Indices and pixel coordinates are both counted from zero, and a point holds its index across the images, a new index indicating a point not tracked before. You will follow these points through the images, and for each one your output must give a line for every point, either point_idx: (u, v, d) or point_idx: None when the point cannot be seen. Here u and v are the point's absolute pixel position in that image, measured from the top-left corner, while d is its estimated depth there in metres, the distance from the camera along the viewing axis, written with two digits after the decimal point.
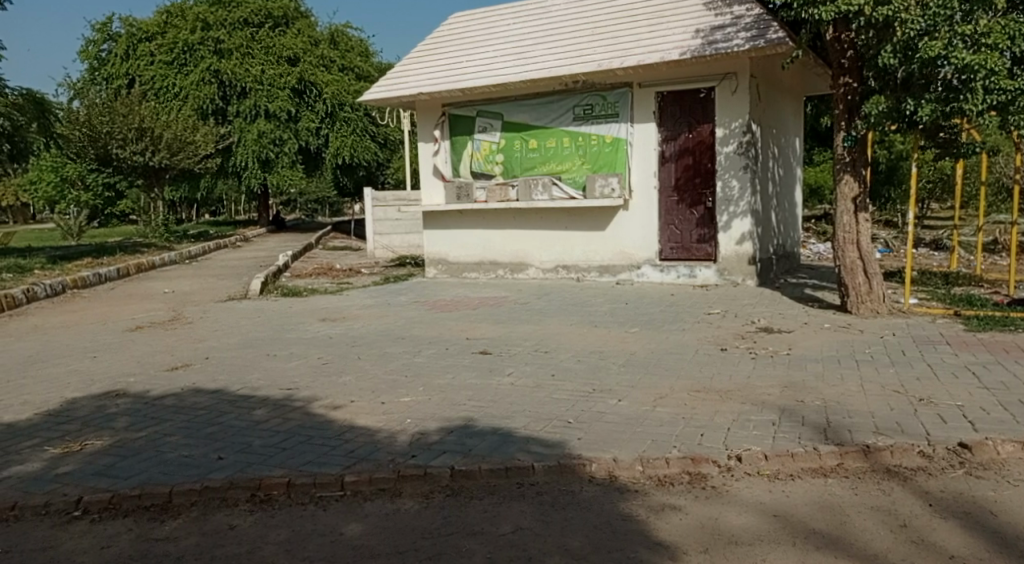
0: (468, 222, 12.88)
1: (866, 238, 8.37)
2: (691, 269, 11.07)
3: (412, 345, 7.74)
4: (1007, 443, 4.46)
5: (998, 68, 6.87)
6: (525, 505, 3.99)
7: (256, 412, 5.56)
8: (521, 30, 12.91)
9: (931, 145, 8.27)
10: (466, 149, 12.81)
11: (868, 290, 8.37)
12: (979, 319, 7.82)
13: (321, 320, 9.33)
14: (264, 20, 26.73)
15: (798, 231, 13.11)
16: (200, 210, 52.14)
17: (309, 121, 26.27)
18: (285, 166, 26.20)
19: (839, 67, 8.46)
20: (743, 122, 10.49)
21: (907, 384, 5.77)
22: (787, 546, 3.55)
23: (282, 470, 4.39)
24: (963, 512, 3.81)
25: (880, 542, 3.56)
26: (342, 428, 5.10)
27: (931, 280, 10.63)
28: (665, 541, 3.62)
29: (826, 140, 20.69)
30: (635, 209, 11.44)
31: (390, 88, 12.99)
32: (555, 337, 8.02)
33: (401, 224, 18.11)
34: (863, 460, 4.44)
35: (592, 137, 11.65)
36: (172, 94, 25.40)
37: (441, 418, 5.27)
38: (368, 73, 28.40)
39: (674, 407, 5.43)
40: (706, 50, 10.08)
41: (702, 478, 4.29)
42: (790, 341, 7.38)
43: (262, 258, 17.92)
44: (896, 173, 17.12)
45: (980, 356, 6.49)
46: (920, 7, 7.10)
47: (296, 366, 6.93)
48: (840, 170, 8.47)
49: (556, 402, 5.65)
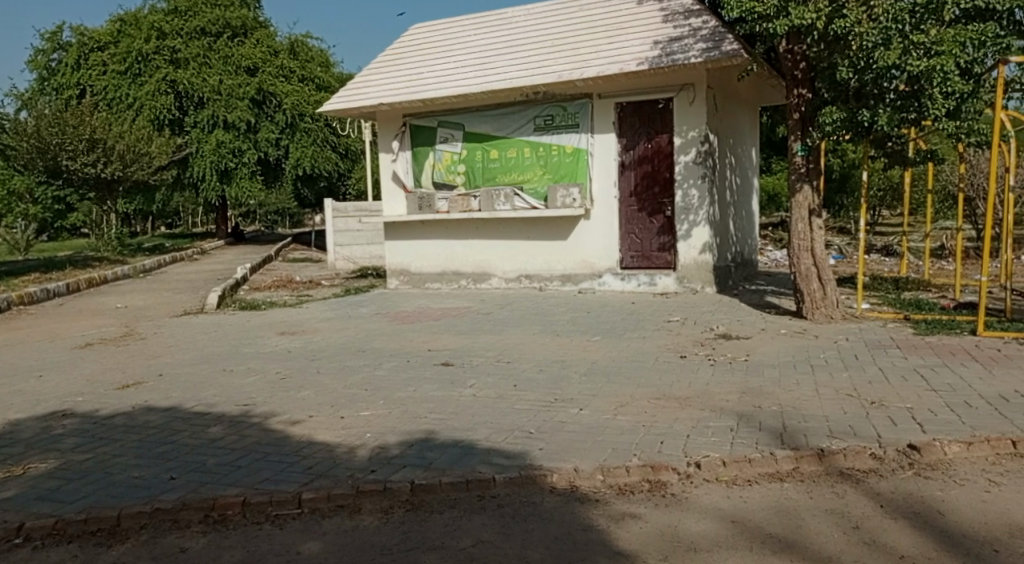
0: (431, 233, 12.86)
1: (820, 246, 8.54)
2: (652, 277, 11.19)
3: (372, 358, 7.69)
4: (953, 443, 4.57)
5: (952, 74, 7.02)
6: (486, 518, 3.99)
7: (211, 429, 5.47)
8: (481, 41, 12.94)
9: (880, 156, 8.43)
10: (427, 159, 12.77)
11: (822, 296, 8.52)
12: (928, 322, 8.02)
13: (280, 334, 9.20)
14: (222, 30, 26.39)
15: (755, 239, 13.35)
16: (155, 222, 51.13)
17: (268, 131, 25.96)
18: (244, 177, 25.87)
19: (792, 79, 8.66)
20: (701, 132, 10.66)
21: (860, 388, 5.90)
22: (746, 551, 3.60)
23: (237, 489, 4.32)
24: (913, 512, 3.89)
25: (833, 544, 3.63)
26: (300, 444, 5.04)
27: (882, 285, 10.89)
28: (626, 550, 3.64)
29: (782, 149, 21.18)
30: (596, 218, 11.52)
31: (349, 99, 12.91)
32: (517, 347, 8.03)
33: (362, 235, 17.99)
34: (818, 463, 4.51)
35: (553, 147, 11.71)
36: (126, 104, 24.90)
37: (401, 432, 5.24)
38: (328, 83, 28.22)
39: (634, 415, 5.48)
40: (664, 61, 10.23)
41: (662, 486, 4.33)
42: (748, 348, 7.48)
43: (219, 270, 17.62)
44: (848, 181, 17.56)
45: (928, 359, 6.66)
46: (871, 21, 7.24)
47: (254, 381, 6.84)
48: (795, 179, 8.61)
49: (517, 413, 5.67)
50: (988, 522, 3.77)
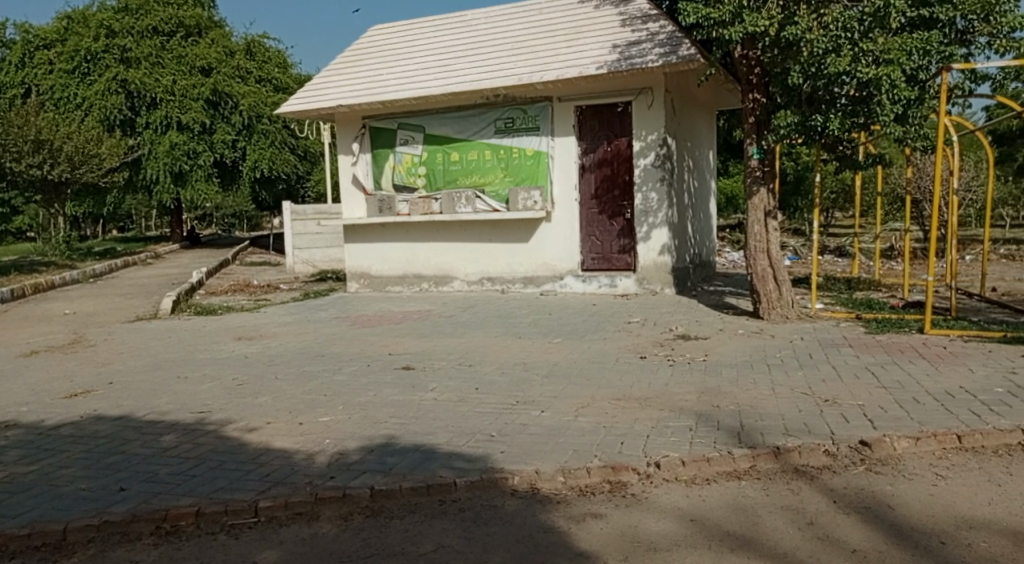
0: (391, 236, 12.80)
1: (775, 247, 8.69)
2: (612, 279, 11.28)
3: (332, 363, 7.62)
4: (902, 439, 4.69)
5: (899, 81, 7.20)
6: (447, 523, 3.98)
7: (164, 438, 5.37)
8: (441, 44, 12.93)
9: (832, 159, 8.59)
10: (387, 162, 12.71)
11: (778, 296, 8.68)
12: (878, 321, 8.22)
13: (237, 339, 9.07)
14: (175, 29, 26.04)
15: (713, 240, 13.54)
16: (106, 226, 50.00)
17: (224, 132, 25.55)
18: (200, 180, 25.23)
19: (748, 83, 8.82)
20: (660, 135, 10.78)
21: (813, 386, 6.02)
22: (704, 549, 3.65)
23: (191, 499, 4.25)
24: (864, 507, 3.99)
25: (789, 540, 3.70)
26: (257, 452, 4.98)
27: (835, 285, 11.13)
28: (587, 551, 3.67)
29: (738, 152, 21.54)
30: (557, 221, 11.57)
31: (307, 101, 12.79)
32: (479, 350, 8.03)
33: (321, 238, 17.82)
34: (774, 461, 4.59)
35: (514, 150, 11.74)
36: (74, 104, 24.22)
37: (361, 437, 5.21)
38: (286, 85, 27.93)
39: (595, 417, 5.52)
40: (622, 65, 10.33)
41: (623, 486, 4.38)
42: (706, 348, 7.59)
43: (172, 275, 17.28)
44: (802, 184, 17.91)
45: (879, 357, 6.82)
46: (822, 28, 7.41)
47: (209, 388, 6.74)
48: (751, 182, 8.75)
49: (478, 416, 5.67)
50: (936, 515, 3.87)
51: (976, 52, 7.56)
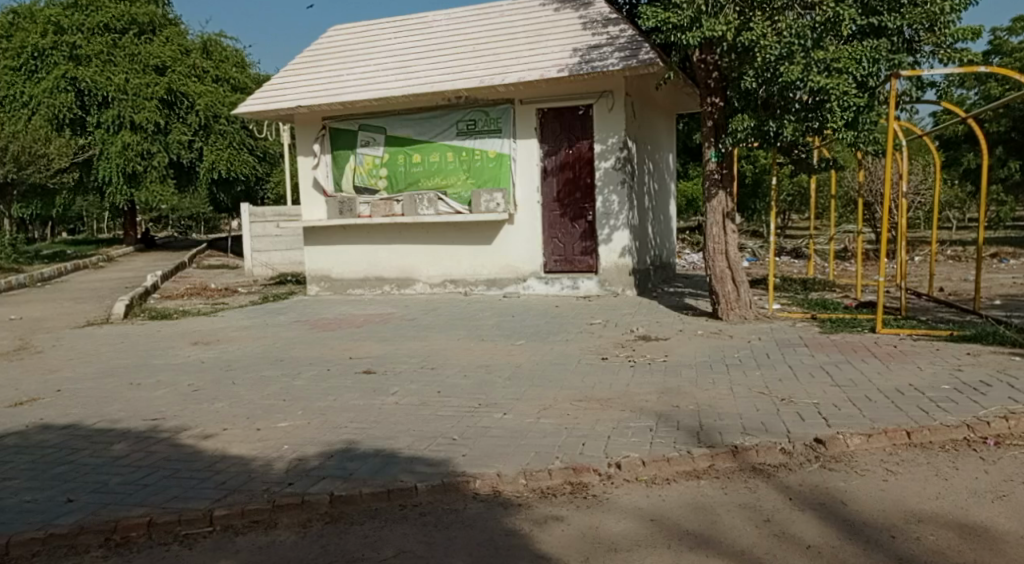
0: (352, 239, 12.70)
1: (733, 248, 8.82)
2: (575, 281, 11.33)
3: (291, 367, 7.54)
4: (855, 436, 4.79)
5: (849, 89, 7.35)
6: (408, 527, 3.97)
7: (115, 446, 5.27)
8: (402, 45, 12.87)
9: (788, 162, 8.73)
10: (348, 163, 12.61)
11: (736, 297, 8.80)
12: (832, 321, 8.38)
13: (193, 344, 8.93)
14: (128, 26, 25.51)
15: (672, 242, 13.68)
16: (57, 228, 48.85)
17: (180, 133, 25.11)
18: (154, 181, 24.87)
19: (706, 87, 8.93)
20: (620, 138, 10.87)
21: (771, 385, 6.12)
22: (663, 549, 3.68)
23: (142, 509, 4.18)
24: (818, 503, 4.07)
25: (746, 538, 3.75)
26: (213, 459, 4.91)
27: (791, 286, 11.32)
28: (547, 553, 3.68)
29: (697, 155, 21.83)
30: (519, 223, 11.59)
31: (266, 101, 12.62)
32: (441, 353, 8.01)
33: (281, 240, 17.62)
34: (732, 460, 4.65)
35: (476, 152, 11.73)
36: (22, 103, 23.74)
37: (321, 443, 5.16)
38: (244, 84, 27.56)
39: (557, 418, 5.54)
40: (583, 69, 10.39)
41: (584, 487, 4.40)
42: (666, 349, 7.66)
43: (126, 278, 16.94)
44: (760, 186, 18.19)
45: (833, 356, 6.96)
46: (776, 35, 7.53)
47: (163, 394, 6.62)
48: (709, 185, 8.86)
49: (440, 419, 5.65)
50: (887, 510, 3.96)
51: (921, 59, 7.76)
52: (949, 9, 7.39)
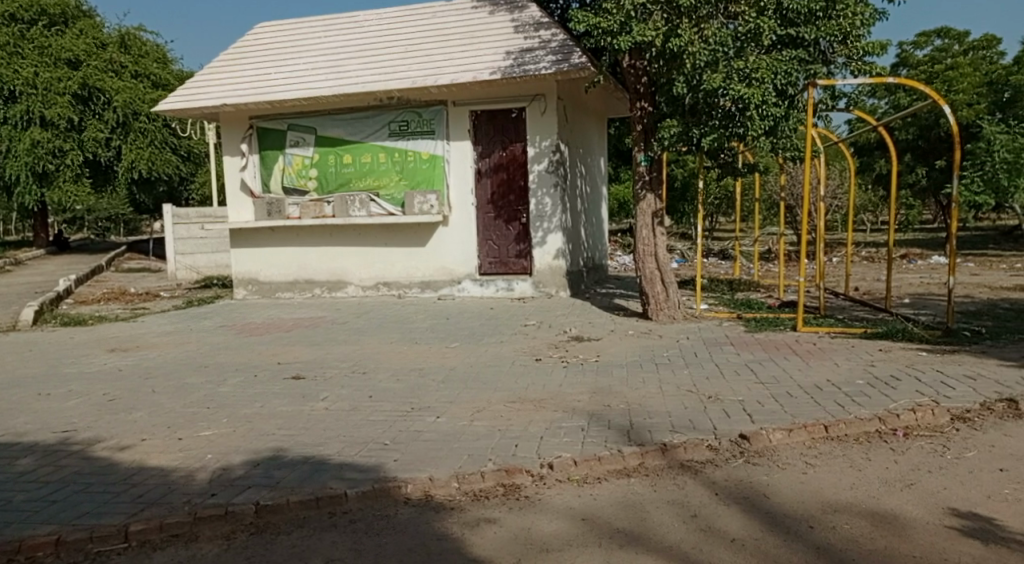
0: (281, 241, 12.44)
1: (663, 250, 8.97)
2: (509, 283, 11.35)
3: (216, 373, 7.33)
4: (777, 431, 4.92)
5: (767, 97, 7.57)
6: (336, 535, 3.89)
7: (22, 461, 5.02)
8: (333, 44, 12.67)
9: (714, 166, 8.93)
10: (276, 164, 12.34)
11: (665, 298, 8.95)
12: (757, 320, 8.62)
13: (109, 351, 8.58)
14: (37, 17, 24.46)
15: (603, 244, 13.85)
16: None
17: (95, 130, 24.16)
18: (68, 181, 23.87)
19: (636, 92, 9.07)
20: (552, 141, 10.94)
21: (699, 383, 6.24)
22: (594, 548, 3.71)
23: (51, 527, 3.99)
24: (743, 497, 4.16)
25: (674, 533, 3.81)
26: (130, 471, 4.73)
27: (718, 287, 11.60)
28: (479, 557, 3.67)
29: (628, 157, 22.14)
30: (453, 225, 11.55)
31: (190, 99, 12.24)
32: (372, 356, 7.90)
33: (206, 244, 17.12)
34: (661, 458, 4.72)
35: (408, 153, 11.63)
36: None
37: (247, 451, 5.03)
38: (165, 80, 26.70)
39: (490, 421, 5.52)
40: (515, 71, 10.43)
41: (516, 489, 4.39)
42: (597, 349, 7.74)
43: (37, 283, 16.18)
44: (689, 189, 18.58)
45: (758, 354, 7.14)
46: (703, 42, 7.69)
47: (77, 405, 6.34)
48: (640, 187, 8.99)
49: (371, 424, 5.57)
50: (808, 501, 4.08)
51: (835, 70, 8.04)
52: (859, 24, 7.70)
